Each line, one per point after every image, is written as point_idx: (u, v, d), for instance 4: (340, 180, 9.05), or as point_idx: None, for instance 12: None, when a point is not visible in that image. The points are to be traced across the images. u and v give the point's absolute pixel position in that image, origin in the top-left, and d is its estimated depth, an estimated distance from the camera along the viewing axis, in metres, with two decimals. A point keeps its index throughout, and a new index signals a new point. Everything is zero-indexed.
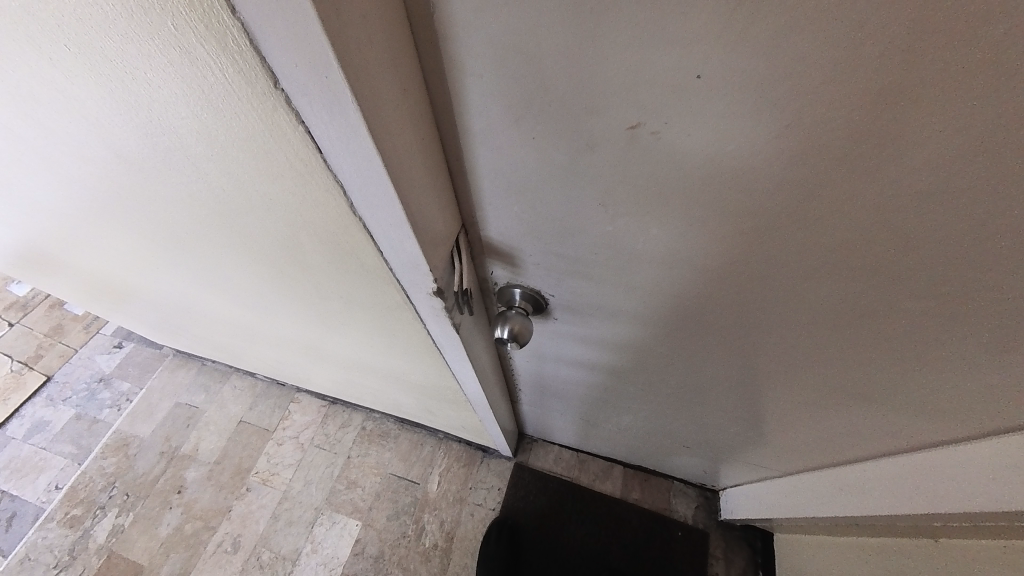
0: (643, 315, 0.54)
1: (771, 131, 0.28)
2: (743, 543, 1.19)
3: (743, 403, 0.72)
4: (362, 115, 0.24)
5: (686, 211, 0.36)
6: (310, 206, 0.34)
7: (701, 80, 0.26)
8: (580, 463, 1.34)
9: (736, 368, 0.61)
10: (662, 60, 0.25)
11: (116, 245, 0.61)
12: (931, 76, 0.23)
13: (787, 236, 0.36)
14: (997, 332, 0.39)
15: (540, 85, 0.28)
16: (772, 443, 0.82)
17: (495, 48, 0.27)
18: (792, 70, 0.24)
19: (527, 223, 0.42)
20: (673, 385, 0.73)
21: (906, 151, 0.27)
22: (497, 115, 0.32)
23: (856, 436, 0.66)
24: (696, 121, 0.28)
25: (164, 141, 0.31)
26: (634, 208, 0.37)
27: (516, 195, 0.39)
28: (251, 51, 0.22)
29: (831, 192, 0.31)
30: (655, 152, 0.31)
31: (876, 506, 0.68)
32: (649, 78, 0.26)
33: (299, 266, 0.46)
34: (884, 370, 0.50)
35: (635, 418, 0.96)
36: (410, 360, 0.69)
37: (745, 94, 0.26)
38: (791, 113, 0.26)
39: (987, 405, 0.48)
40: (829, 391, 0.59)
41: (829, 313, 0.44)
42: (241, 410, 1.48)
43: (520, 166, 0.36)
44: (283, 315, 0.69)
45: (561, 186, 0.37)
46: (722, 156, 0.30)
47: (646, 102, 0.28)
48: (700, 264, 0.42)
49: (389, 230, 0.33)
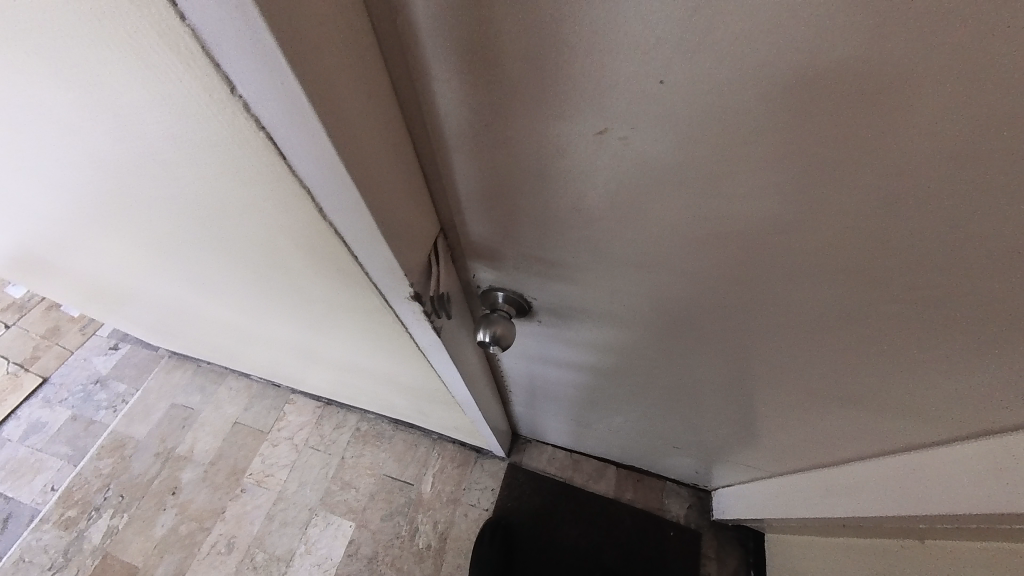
0: (626, 317, 0.54)
1: (736, 136, 0.28)
2: (736, 543, 1.19)
3: (730, 405, 0.72)
4: (323, 121, 0.24)
5: (660, 215, 0.36)
6: (282, 211, 0.34)
7: (664, 85, 0.26)
8: (574, 463, 1.34)
9: (722, 370, 0.61)
10: (624, 66, 0.25)
11: (103, 247, 0.61)
12: (889, 81, 0.23)
13: (761, 239, 0.36)
14: (972, 334, 0.39)
15: (507, 91, 0.29)
16: (761, 444, 0.82)
17: (460, 54, 0.27)
18: (752, 76, 0.24)
19: (505, 226, 0.42)
20: (661, 386, 0.73)
21: (871, 156, 0.27)
22: (467, 120, 0.32)
23: (843, 437, 0.66)
24: (662, 126, 0.28)
25: (134, 146, 0.31)
26: (607, 212, 0.37)
27: (492, 199, 0.39)
28: (205, 57, 0.22)
29: (801, 196, 0.31)
30: (624, 157, 0.31)
31: (863, 507, 0.68)
32: (612, 84, 0.26)
33: (279, 269, 0.47)
34: (865, 372, 0.50)
35: (625, 419, 0.96)
36: (397, 362, 0.69)
37: (707, 100, 0.26)
38: (755, 117, 0.26)
39: (968, 407, 0.48)
40: (813, 393, 0.59)
41: (808, 315, 0.44)
42: (237, 410, 1.49)
43: (493, 171, 0.36)
44: (270, 317, 0.69)
45: (535, 191, 0.37)
46: (691, 161, 0.30)
47: (612, 107, 0.28)
48: (678, 267, 0.42)
49: (361, 235, 0.33)
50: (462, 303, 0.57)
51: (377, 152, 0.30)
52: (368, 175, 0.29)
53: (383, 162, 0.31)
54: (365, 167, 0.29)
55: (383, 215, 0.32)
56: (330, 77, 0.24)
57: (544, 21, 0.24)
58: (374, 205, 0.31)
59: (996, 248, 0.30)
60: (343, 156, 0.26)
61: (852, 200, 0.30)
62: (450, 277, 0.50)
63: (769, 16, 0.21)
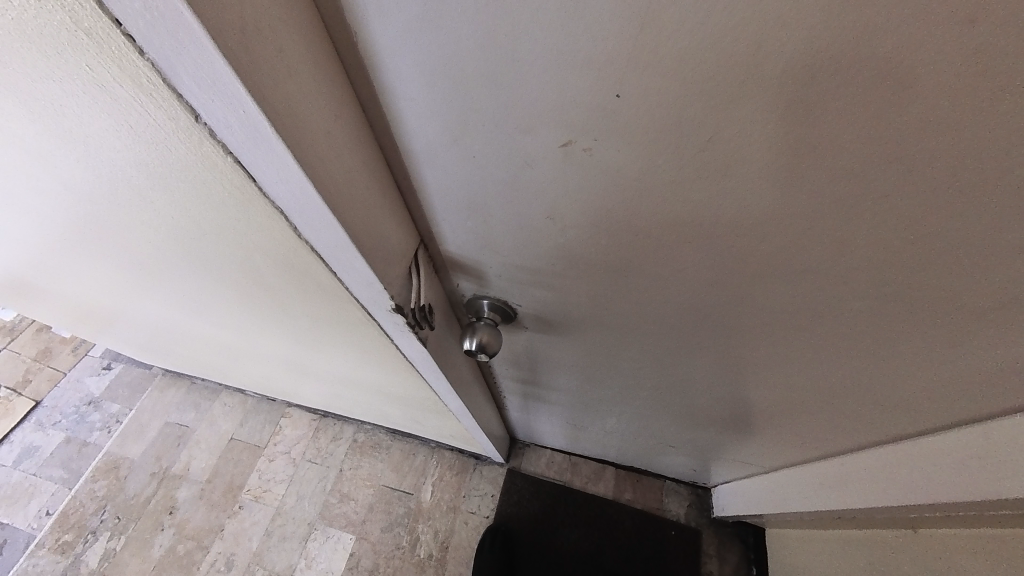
0: (610, 320, 0.55)
1: (694, 143, 0.29)
2: (736, 539, 1.20)
3: (719, 402, 0.73)
4: (288, 145, 0.25)
5: (631, 221, 0.37)
6: (257, 230, 0.34)
7: (621, 98, 0.27)
8: (572, 466, 1.34)
9: (707, 368, 0.62)
10: (580, 81, 0.26)
11: (87, 271, 0.61)
12: (833, 86, 0.23)
13: (731, 241, 0.36)
14: (942, 324, 0.40)
15: (471, 107, 0.29)
16: (753, 440, 0.83)
17: (422, 73, 0.28)
18: (704, 86, 0.25)
19: (482, 237, 0.43)
20: (650, 386, 0.74)
21: (824, 158, 0.28)
22: (435, 136, 0.32)
23: (831, 430, 0.67)
24: (624, 136, 0.29)
25: (107, 173, 0.32)
26: (579, 220, 0.38)
27: (467, 211, 0.40)
28: (166, 88, 0.22)
29: (764, 198, 0.32)
30: (589, 167, 0.32)
31: (855, 499, 0.68)
32: (571, 98, 0.27)
33: (261, 286, 0.47)
34: (845, 365, 0.51)
35: (619, 420, 0.96)
36: (387, 373, 0.69)
37: (663, 110, 0.27)
38: (712, 125, 0.27)
39: (946, 395, 0.49)
40: (798, 387, 0.59)
41: (784, 313, 0.45)
42: (233, 426, 1.48)
43: (465, 183, 0.36)
44: (259, 332, 0.70)
45: (507, 202, 0.37)
46: (655, 168, 0.31)
47: (573, 120, 0.29)
48: (654, 271, 0.43)
49: (337, 252, 0.34)
50: (447, 313, 0.57)
51: (347, 171, 0.31)
52: (340, 194, 0.30)
53: (354, 180, 0.32)
54: (335, 186, 0.29)
55: (358, 231, 0.33)
56: (292, 101, 0.25)
57: (499, 40, 0.25)
58: (346, 222, 0.31)
59: (954, 241, 0.31)
60: (311, 176, 0.27)
61: (812, 200, 0.31)
62: (433, 288, 0.51)
63: (713, 29, 0.22)
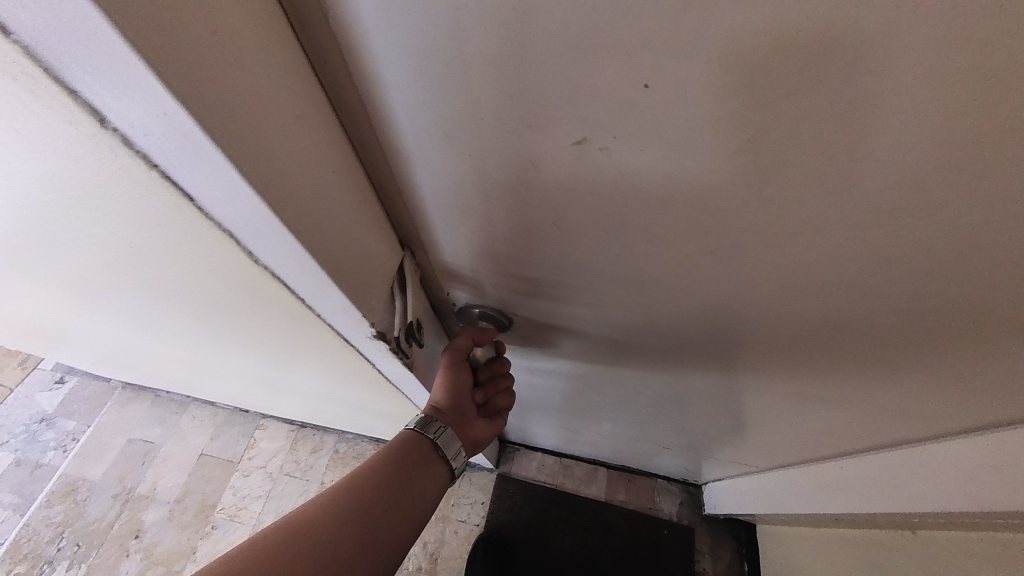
0: (614, 331, 0.51)
1: (730, 145, 0.24)
2: (728, 535, 1.20)
3: (720, 408, 0.71)
4: (229, 151, 0.19)
5: (649, 228, 0.32)
6: (208, 254, 0.29)
7: (650, 89, 0.22)
8: (564, 468, 1.32)
9: (711, 377, 0.59)
10: (603, 71, 0.21)
11: (18, 290, 0.53)
12: (910, 81, 0.19)
13: (757, 250, 0.33)
14: (973, 340, 0.37)
15: (466, 98, 0.24)
16: (752, 443, 0.81)
17: (406, 59, 0.22)
18: (753, 76, 0.20)
19: (477, 244, 0.38)
20: (651, 394, 0.71)
21: (879, 167, 0.24)
22: (422, 134, 0.27)
23: (834, 435, 0.65)
24: (649, 136, 0.24)
25: (9, 189, 0.26)
26: (590, 228, 0.33)
27: (460, 217, 0.35)
28: (50, 81, 0.16)
29: (803, 206, 0.27)
30: (606, 173, 0.28)
31: (857, 504, 0.67)
32: (590, 90, 0.22)
33: (221, 311, 0.41)
34: (859, 376, 0.49)
35: (615, 423, 0.94)
36: (370, 393, 0.64)
37: (702, 108, 0.22)
38: (756, 125, 0.23)
39: (962, 405, 0.47)
40: (804, 395, 0.57)
41: (803, 326, 0.42)
42: (204, 441, 1.39)
43: (457, 186, 0.31)
44: (224, 354, 0.63)
45: (506, 209, 0.33)
46: (682, 172, 0.27)
47: (591, 115, 0.24)
48: (667, 281, 0.39)
49: (301, 278, 0.28)
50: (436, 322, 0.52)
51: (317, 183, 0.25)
52: (303, 214, 0.24)
53: (324, 193, 0.26)
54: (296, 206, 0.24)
55: (329, 256, 0.27)
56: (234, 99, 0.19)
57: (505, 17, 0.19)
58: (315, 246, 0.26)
59: (1010, 262, 0.27)
60: (265, 194, 0.21)
61: (859, 213, 0.27)
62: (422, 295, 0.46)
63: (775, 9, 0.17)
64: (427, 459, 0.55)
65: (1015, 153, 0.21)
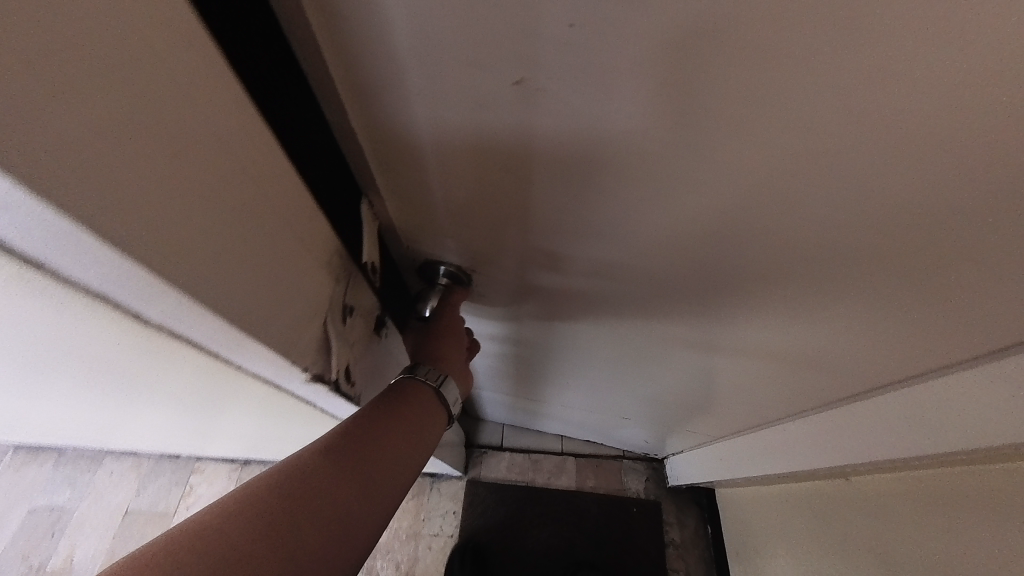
0: (571, 289, 0.53)
1: (655, 93, 0.25)
2: (692, 503, 1.25)
3: (677, 374, 0.73)
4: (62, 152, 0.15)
5: (589, 179, 0.33)
6: (67, 305, 0.23)
7: (574, 28, 0.22)
8: (533, 463, 1.31)
9: (664, 344, 0.62)
10: (522, 2, 0.21)
11: None
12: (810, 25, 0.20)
13: (691, 206, 0.34)
14: (891, 300, 0.39)
15: (402, 27, 0.24)
16: (706, 410, 0.85)
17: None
18: (669, 14, 0.21)
19: (430, 190, 0.38)
20: (612, 360, 0.73)
21: (789, 120, 0.25)
22: (366, 57, 0.27)
23: (777, 398, 0.69)
24: (578, 80, 0.25)
25: None
26: (530, 177, 0.34)
27: (408, 157, 0.34)
28: None
29: (726, 160, 0.28)
30: (539, 120, 0.28)
31: (802, 460, 0.72)
32: (518, 24, 0.22)
33: (110, 363, 0.35)
34: (794, 339, 0.52)
35: (580, 396, 0.96)
36: (315, 426, 0.58)
37: (616, 52, 0.23)
38: (677, 68, 0.23)
39: (882, 363, 0.51)
40: (748, 359, 0.60)
41: (740, 289, 0.44)
42: (127, 497, 1.22)
43: (404, 126, 0.31)
44: (129, 406, 0.54)
45: (450, 153, 0.33)
46: (613, 121, 0.27)
47: (523, 53, 0.24)
48: (613, 238, 0.40)
49: (163, 316, 0.23)
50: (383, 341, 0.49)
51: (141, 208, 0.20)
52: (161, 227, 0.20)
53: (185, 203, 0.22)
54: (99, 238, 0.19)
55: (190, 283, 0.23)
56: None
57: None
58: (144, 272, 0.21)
59: (908, 217, 0.29)
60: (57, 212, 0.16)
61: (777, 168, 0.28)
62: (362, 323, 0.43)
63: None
64: (430, 409, 0.47)
65: (897, 95, 0.22)
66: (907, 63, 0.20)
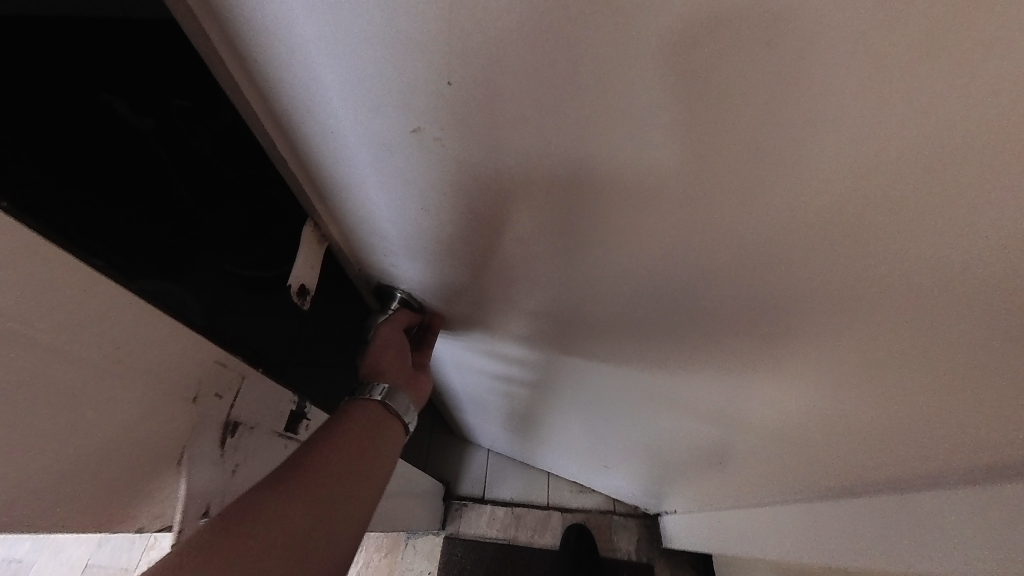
0: (527, 315, 0.53)
1: (536, 149, 0.27)
2: (686, 565, 1.16)
3: (650, 423, 0.70)
4: None
5: (501, 216, 0.35)
6: None
7: (453, 86, 0.25)
8: (516, 519, 1.23)
9: (630, 383, 0.60)
10: (406, 63, 0.25)
11: None
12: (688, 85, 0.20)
13: (600, 250, 0.35)
14: (842, 367, 0.36)
15: (319, 76, 0.28)
16: (691, 469, 0.80)
17: (262, 29, 0.26)
18: (531, 85, 0.23)
19: (371, 214, 0.42)
20: (582, 393, 0.72)
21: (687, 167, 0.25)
22: (296, 98, 0.31)
23: (762, 477, 0.63)
24: (467, 130, 0.28)
25: None
26: (446, 210, 0.37)
27: (345, 184, 0.38)
28: None
29: (615, 211, 0.30)
30: (441, 162, 0.32)
31: (794, 548, 0.64)
32: (406, 80, 0.26)
33: None
34: (767, 407, 0.48)
35: (562, 426, 0.94)
36: None
37: (489, 112, 0.26)
38: (549, 131, 0.26)
39: (868, 468, 0.44)
40: (724, 422, 0.56)
41: (696, 341, 0.42)
42: (88, 552, 1.16)
43: (336, 156, 0.35)
44: None
45: (376, 184, 0.37)
46: (506, 168, 0.30)
47: (416, 103, 0.27)
48: (542, 271, 0.42)
49: None
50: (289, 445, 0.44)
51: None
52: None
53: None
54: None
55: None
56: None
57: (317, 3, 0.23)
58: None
59: (854, 278, 0.27)
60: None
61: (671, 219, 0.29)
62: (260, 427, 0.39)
63: (502, 28, 0.21)
64: (377, 423, 0.46)
65: (766, 148, 0.22)
66: (757, 125, 0.21)
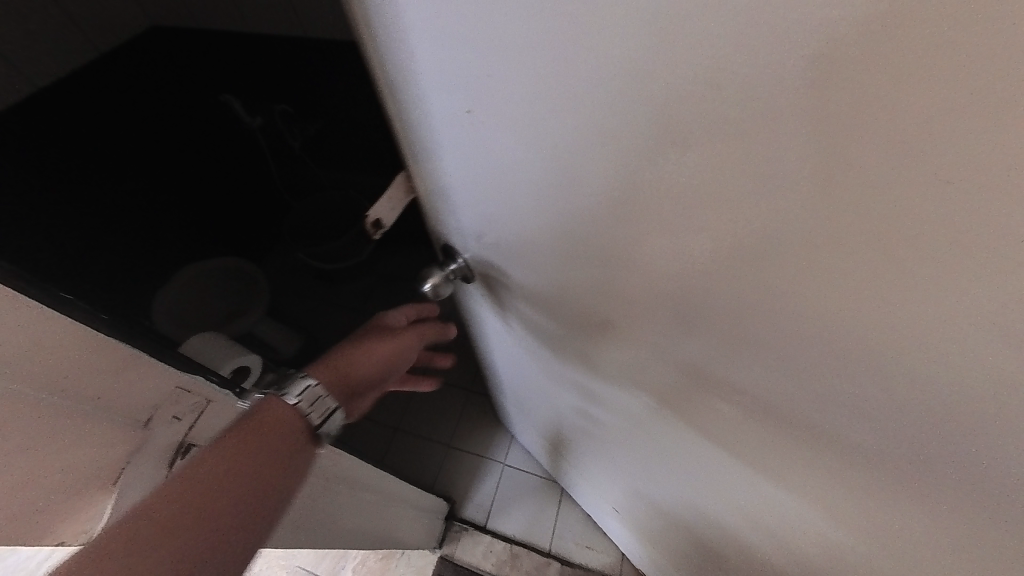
0: (548, 332, 0.52)
1: (567, 142, 0.26)
2: None
3: (669, 483, 0.63)
4: None
5: (538, 218, 0.34)
6: None
7: (487, 73, 0.25)
8: (512, 559, 1.19)
9: (629, 424, 0.58)
10: (445, 42, 0.25)
11: None
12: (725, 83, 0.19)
13: (628, 272, 0.33)
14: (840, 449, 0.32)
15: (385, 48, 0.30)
16: (699, 552, 0.72)
17: (379, 41, 0.30)
18: (559, 72, 0.23)
19: (443, 215, 0.44)
20: (589, 423, 0.71)
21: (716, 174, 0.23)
22: (377, 65, 0.33)
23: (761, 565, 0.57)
24: (502, 118, 0.27)
25: None
26: (488, 203, 0.36)
27: (426, 184, 0.42)
28: None
29: (648, 226, 0.28)
30: (501, 183, 0.33)
31: None
32: (447, 62, 0.26)
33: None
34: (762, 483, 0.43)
35: (578, 456, 0.91)
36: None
37: (521, 101, 0.25)
38: (582, 121, 0.24)
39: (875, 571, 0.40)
40: (719, 493, 0.52)
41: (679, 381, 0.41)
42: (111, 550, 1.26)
43: (403, 128, 0.37)
44: None
45: (447, 192, 0.39)
46: (541, 162, 0.29)
47: (456, 86, 0.27)
48: (580, 285, 0.39)
49: None
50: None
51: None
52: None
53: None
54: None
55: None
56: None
57: (418, 31, 0.26)
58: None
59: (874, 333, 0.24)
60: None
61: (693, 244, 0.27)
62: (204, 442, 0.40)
63: (531, 11, 0.21)
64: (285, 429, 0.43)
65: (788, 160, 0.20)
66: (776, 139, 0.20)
